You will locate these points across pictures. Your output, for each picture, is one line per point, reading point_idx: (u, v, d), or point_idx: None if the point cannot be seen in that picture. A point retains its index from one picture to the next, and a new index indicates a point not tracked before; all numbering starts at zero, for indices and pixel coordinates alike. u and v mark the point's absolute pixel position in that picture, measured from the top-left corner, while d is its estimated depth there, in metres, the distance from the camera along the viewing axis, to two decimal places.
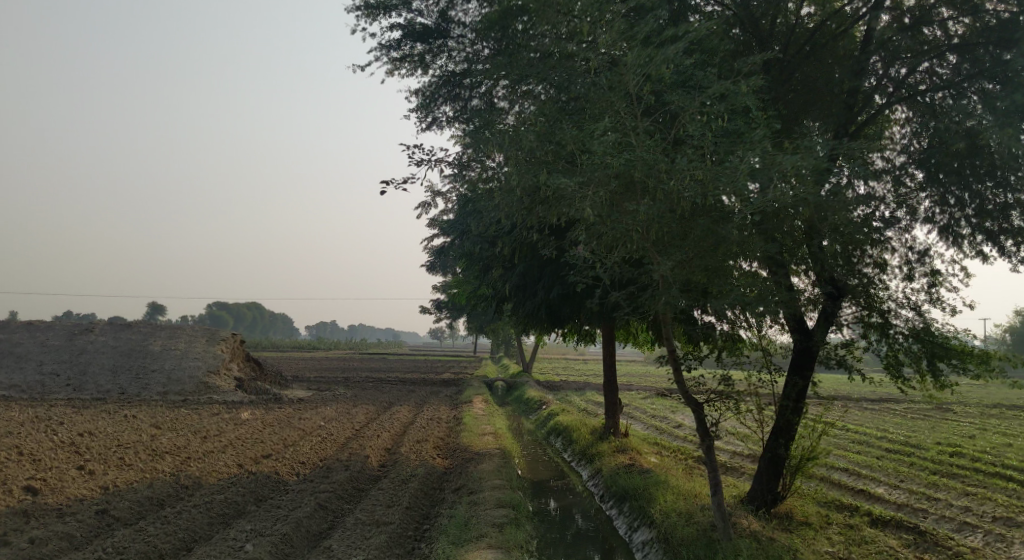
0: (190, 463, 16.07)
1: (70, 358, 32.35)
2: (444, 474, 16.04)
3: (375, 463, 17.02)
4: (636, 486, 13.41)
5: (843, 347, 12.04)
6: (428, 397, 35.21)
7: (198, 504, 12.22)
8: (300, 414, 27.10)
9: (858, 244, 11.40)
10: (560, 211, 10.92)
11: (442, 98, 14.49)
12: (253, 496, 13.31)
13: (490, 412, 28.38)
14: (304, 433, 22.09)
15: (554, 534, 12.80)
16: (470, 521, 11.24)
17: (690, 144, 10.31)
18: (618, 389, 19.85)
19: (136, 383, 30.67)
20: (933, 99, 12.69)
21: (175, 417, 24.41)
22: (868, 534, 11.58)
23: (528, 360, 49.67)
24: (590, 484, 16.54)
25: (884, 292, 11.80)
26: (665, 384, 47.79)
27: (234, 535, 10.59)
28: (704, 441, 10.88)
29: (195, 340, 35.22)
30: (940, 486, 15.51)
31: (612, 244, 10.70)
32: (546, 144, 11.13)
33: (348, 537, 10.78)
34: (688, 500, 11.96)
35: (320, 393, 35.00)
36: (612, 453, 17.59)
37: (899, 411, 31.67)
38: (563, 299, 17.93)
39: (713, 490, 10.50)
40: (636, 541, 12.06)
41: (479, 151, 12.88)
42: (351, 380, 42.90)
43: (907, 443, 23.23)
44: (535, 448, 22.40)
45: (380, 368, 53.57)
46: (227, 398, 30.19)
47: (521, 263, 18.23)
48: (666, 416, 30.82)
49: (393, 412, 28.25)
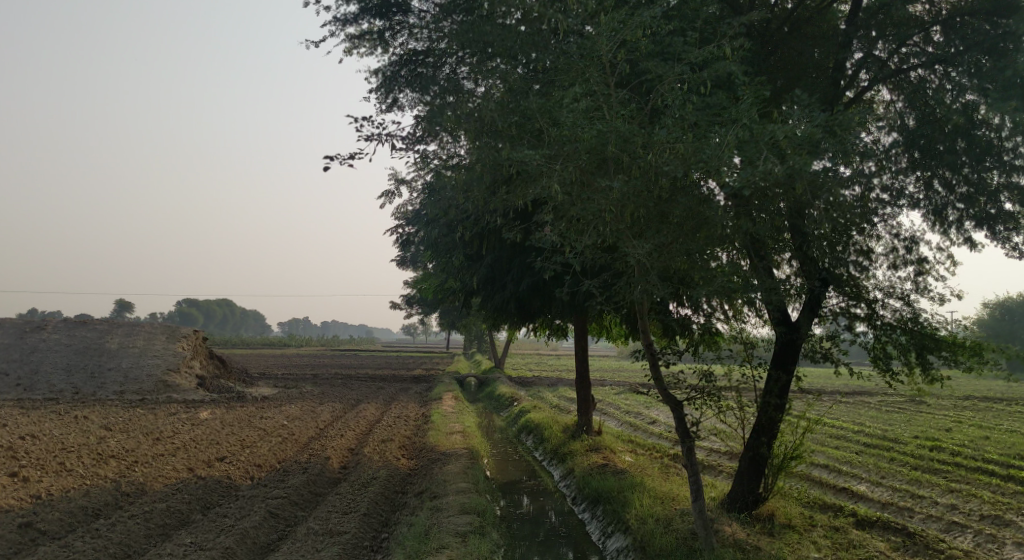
0: (138, 468, 15.14)
1: (23, 357, 31.06)
2: (408, 476, 15.20)
3: (336, 465, 16.15)
4: (610, 488, 12.64)
5: (828, 339, 11.33)
6: (397, 393, 34.31)
7: (137, 515, 11.33)
8: (262, 413, 26.10)
9: (844, 229, 10.66)
10: (528, 192, 10.15)
11: (404, 80, 13.23)
12: (201, 504, 12.42)
13: (460, 409, 27.57)
14: (264, 433, 21.12)
15: (523, 539, 12.01)
16: (431, 530, 10.42)
17: (668, 116, 9.61)
18: (590, 385, 19.07)
19: (91, 383, 29.47)
20: (919, 75, 12.02)
21: (128, 417, 23.34)
22: (854, 537, 10.86)
23: (500, 356, 48.89)
24: (561, 485, 15.77)
25: (871, 281, 11.07)
26: (638, 379, 47.25)
27: (170, 550, 9.76)
28: (684, 442, 10.13)
29: (155, 337, 34.01)
30: (924, 483, 14.86)
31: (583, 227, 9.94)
32: (512, 119, 10.31)
33: (297, 549, 9.96)
34: (666, 505, 11.23)
35: (285, 391, 33.91)
36: (585, 452, 16.81)
37: (875, 404, 31.26)
38: (534, 290, 17.15)
39: (693, 495, 9.75)
40: (610, 548, 11.32)
41: (443, 132, 12.02)
42: (319, 377, 41.80)
43: (885, 437, 22.69)
44: (505, 447, 21.56)
45: (350, 365, 52.47)
46: (187, 397, 29.09)
47: (490, 253, 17.43)
48: (641, 412, 30.17)
49: (359, 410, 27.33)
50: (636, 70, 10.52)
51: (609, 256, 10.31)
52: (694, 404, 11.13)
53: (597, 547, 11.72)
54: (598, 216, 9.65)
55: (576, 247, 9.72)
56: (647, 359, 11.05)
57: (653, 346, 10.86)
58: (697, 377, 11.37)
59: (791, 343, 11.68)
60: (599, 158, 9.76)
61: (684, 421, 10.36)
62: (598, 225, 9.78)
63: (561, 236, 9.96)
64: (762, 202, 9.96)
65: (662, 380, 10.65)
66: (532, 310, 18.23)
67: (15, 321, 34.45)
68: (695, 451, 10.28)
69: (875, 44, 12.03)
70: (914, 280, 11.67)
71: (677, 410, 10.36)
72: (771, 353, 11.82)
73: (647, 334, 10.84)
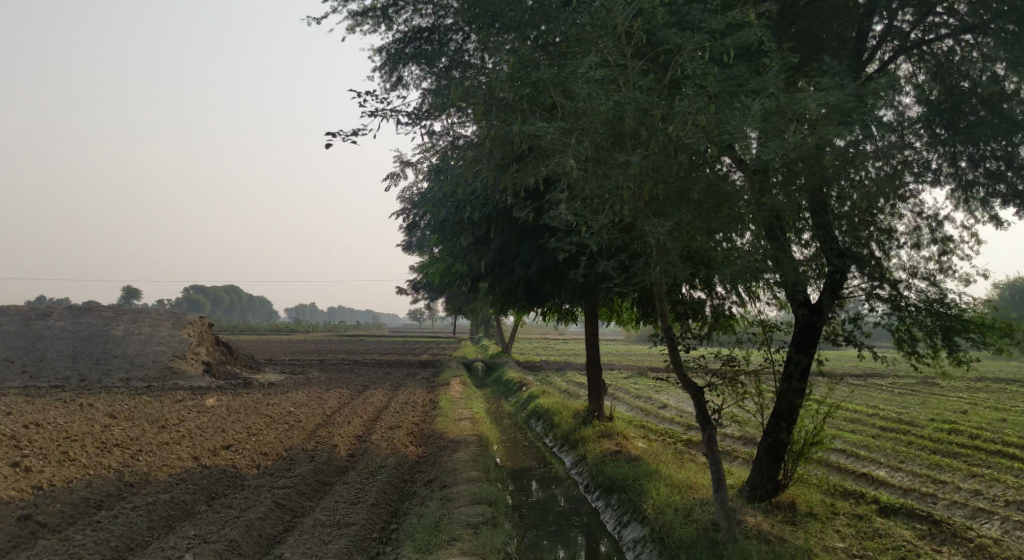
0: (141, 457, 14.85)
1: (27, 344, 30.81)
2: (417, 465, 14.89)
3: (344, 453, 15.85)
4: (625, 476, 12.30)
5: (850, 322, 11.06)
6: (404, 379, 34.03)
7: (139, 506, 11.05)
8: (269, 399, 25.84)
9: (865, 208, 10.18)
10: (541, 170, 9.79)
11: (409, 57, 12.72)
12: (206, 494, 12.13)
13: (468, 394, 27.27)
14: (270, 420, 20.82)
15: (537, 530, 11.68)
16: (442, 521, 10.10)
17: (688, 87, 9.19)
18: (600, 370, 18.71)
19: (96, 370, 29.23)
20: (946, 45, 11.56)
21: (133, 405, 23.07)
22: (879, 525, 10.50)
23: (506, 341, 48.58)
24: (573, 472, 15.45)
25: (894, 261, 10.64)
26: (646, 363, 46.91)
27: (173, 544, 9.47)
28: (705, 429, 9.78)
29: (160, 324, 33.75)
30: (945, 467, 14.48)
31: (599, 206, 9.59)
32: (523, 91, 9.90)
33: (304, 541, 9.66)
34: (684, 494, 10.88)
35: (292, 377, 33.64)
36: (597, 438, 16.47)
37: (886, 387, 30.87)
38: (544, 273, 16.77)
39: (714, 485, 9.40)
40: (626, 539, 10.98)
41: (451, 108, 11.61)
42: (325, 363, 41.50)
43: (900, 420, 22.30)
44: (514, 433, 21.23)
45: (357, 351, 52.21)
46: (193, 384, 28.83)
47: (498, 236, 17.04)
48: (650, 396, 29.84)
49: (366, 396, 27.07)
50: (653, 39, 10.10)
51: (626, 236, 9.94)
52: (713, 389, 10.77)
53: (612, 536, 11.41)
54: (616, 192, 9.31)
55: (592, 226, 9.35)
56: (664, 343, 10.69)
57: (671, 330, 10.50)
58: (716, 361, 11.00)
59: (812, 327, 11.30)
60: (616, 132, 9.42)
61: (705, 408, 10.01)
62: (615, 203, 9.42)
63: (575, 216, 9.60)
64: (785, 178, 9.58)
65: (681, 365, 10.30)
66: (542, 293, 17.87)
67: (19, 309, 34.20)
68: (716, 438, 9.93)
69: (898, 14, 11.60)
70: (937, 259, 11.23)
71: (697, 396, 10.00)
72: (791, 337, 11.45)
73: (664, 317, 10.48)
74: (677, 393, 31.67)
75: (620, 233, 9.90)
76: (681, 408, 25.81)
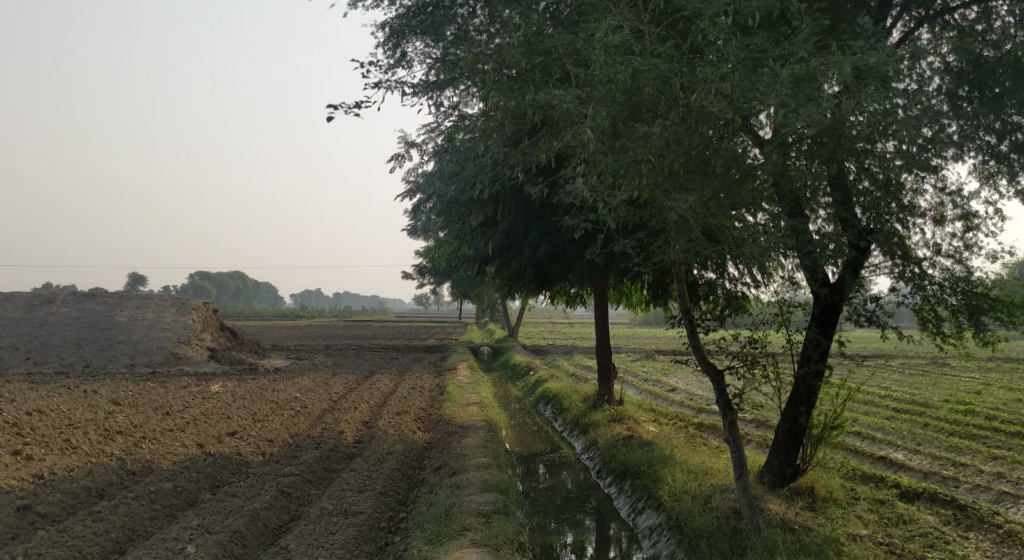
0: (145, 444, 14.60)
1: (32, 331, 30.56)
2: (426, 451, 14.61)
3: (350, 440, 15.58)
4: (639, 462, 11.99)
5: (872, 301, 10.53)
6: (410, 363, 33.75)
7: (142, 495, 10.78)
8: (275, 384, 25.60)
9: (886, 182, 9.84)
10: (554, 143, 9.47)
11: (415, 31, 12.10)
12: (210, 483, 11.86)
13: (475, 378, 26.99)
14: (276, 406, 20.56)
15: (550, 518, 11.41)
16: (453, 510, 9.83)
17: (708, 54, 8.79)
18: (611, 352, 18.39)
19: (100, 357, 29.01)
20: (972, 11, 11.12)
21: (138, 391, 22.84)
22: (903, 511, 10.18)
23: (512, 324, 48.25)
24: (584, 457, 15.17)
25: (916, 237, 10.20)
26: (652, 345, 46.59)
27: (175, 534, 9.21)
28: (726, 414, 9.44)
29: (164, 310, 33.50)
30: (965, 449, 14.13)
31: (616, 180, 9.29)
32: (534, 57, 9.77)
33: (309, 531, 9.40)
34: (701, 481, 10.59)
35: (297, 362, 33.39)
36: (608, 422, 16.17)
37: (897, 368, 30.51)
38: (553, 255, 16.44)
39: (736, 473, 9.11)
40: (642, 526, 10.71)
41: (458, 84, 11.27)
42: (331, 348, 41.27)
43: (914, 401, 21.95)
44: (522, 418, 20.94)
45: (363, 336, 51.94)
46: (198, 369, 28.62)
47: (506, 218, 16.71)
48: (658, 379, 29.55)
49: (372, 381, 26.82)
50: (669, 7, 9.70)
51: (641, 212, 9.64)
52: (734, 372, 10.43)
53: (627, 524, 11.13)
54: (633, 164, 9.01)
55: (608, 203, 9.02)
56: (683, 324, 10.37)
57: (689, 309, 10.18)
58: (736, 344, 10.67)
59: (834, 306, 10.99)
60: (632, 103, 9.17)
61: (726, 391, 9.68)
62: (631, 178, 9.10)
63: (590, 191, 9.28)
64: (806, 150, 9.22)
65: (700, 345, 9.97)
66: (550, 275, 17.57)
67: (23, 296, 33.95)
68: (738, 423, 9.61)
69: None
70: (962, 236, 10.80)
71: (717, 380, 9.67)
72: (811, 317, 11.15)
73: (683, 296, 10.14)
74: (686, 375, 31.35)
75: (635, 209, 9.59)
76: (691, 391, 25.49)
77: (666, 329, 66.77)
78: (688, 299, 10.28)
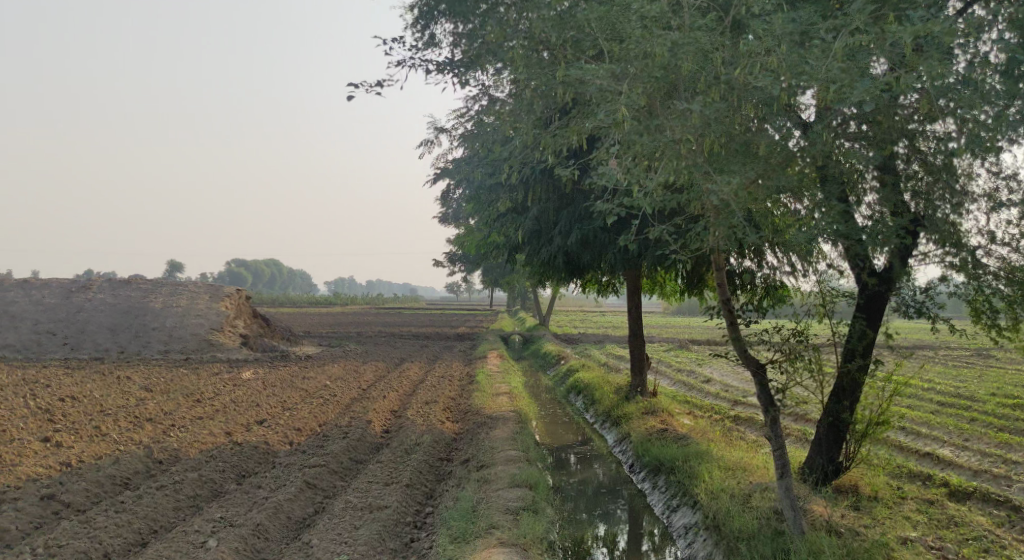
0: (173, 432, 14.48)
1: (68, 317, 30.80)
2: (454, 442, 14.35)
3: (378, 430, 15.35)
4: (673, 457, 11.60)
5: (922, 291, 10.18)
6: (441, 352, 33.56)
7: (165, 485, 10.62)
8: (306, 372, 25.51)
9: (937, 169, 9.53)
10: (588, 124, 9.08)
11: (444, 13, 11.75)
12: (235, 473, 11.69)
13: (506, 368, 26.69)
14: (305, 394, 20.41)
15: (582, 514, 11.07)
16: (480, 506, 9.54)
17: (752, 28, 8.31)
18: (644, 342, 17.95)
19: (135, 343, 29.14)
20: None
21: (170, 377, 22.84)
22: (954, 512, 9.70)
23: (545, 313, 47.88)
24: (616, 451, 14.80)
25: (968, 223, 9.62)
26: (686, 335, 45.99)
27: (197, 527, 9.02)
28: (768, 409, 9.03)
29: (198, 297, 33.61)
30: (1016, 446, 13.54)
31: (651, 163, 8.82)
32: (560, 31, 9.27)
33: (333, 525, 9.16)
34: (738, 479, 10.19)
35: (329, 350, 33.33)
36: (641, 415, 15.78)
37: (940, 360, 29.70)
38: (584, 243, 16.13)
39: (779, 472, 8.70)
40: (676, 525, 10.35)
41: (488, 64, 10.92)
42: (363, 336, 41.22)
43: (958, 395, 21.26)
44: (553, 409, 20.61)
45: (396, 324, 51.91)
46: (230, 356, 28.64)
47: (535, 205, 16.47)
48: (693, 370, 29.02)
49: (403, 369, 26.63)
50: None
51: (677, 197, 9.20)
52: (775, 365, 10.01)
53: (660, 522, 10.77)
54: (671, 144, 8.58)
55: (643, 187, 8.63)
56: (722, 315, 9.97)
57: (728, 300, 9.78)
58: (775, 336, 10.25)
59: (880, 295, 10.63)
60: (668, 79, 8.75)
61: (768, 385, 9.26)
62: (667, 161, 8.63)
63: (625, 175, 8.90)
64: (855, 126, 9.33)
65: (740, 337, 9.57)
66: (581, 263, 17.25)
67: (59, 282, 34.25)
68: (780, 418, 9.19)
69: None
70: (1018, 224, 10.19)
71: (759, 374, 9.26)
72: (855, 308, 10.76)
73: (723, 285, 9.74)
74: (721, 366, 30.78)
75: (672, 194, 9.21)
76: (725, 383, 24.97)
77: (700, 318, 65.95)
78: (727, 288, 9.87)
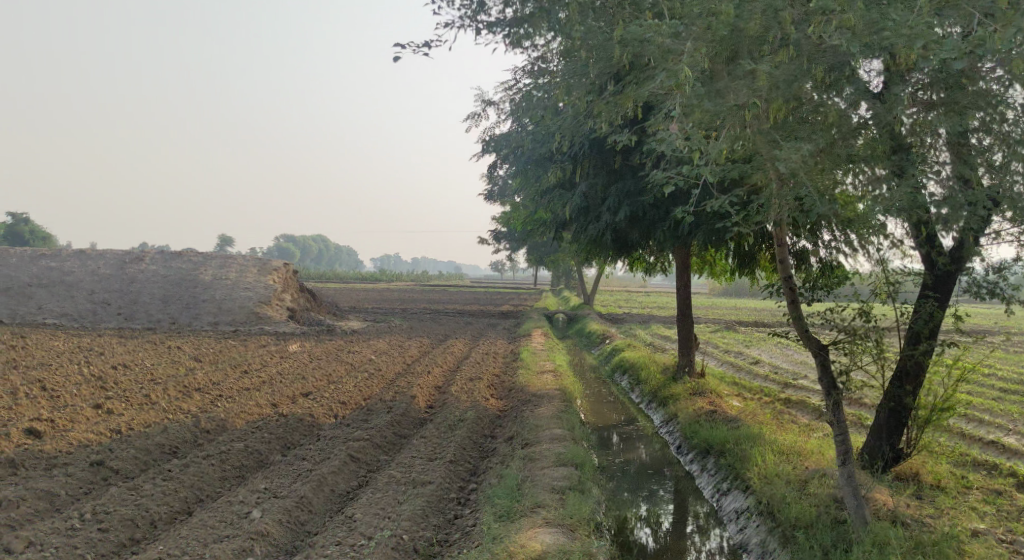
0: (222, 402, 14.57)
1: (121, 287, 31.28)
2: (499, 419, 14.23)
3: (423, 405, 15.30)
4: (725, 439, 11.39)
5: (993, 272, 9.79)
6: (485, 329, 33.45)
7: (211, 455, 10.63)
8: (351, 346, 25.58)
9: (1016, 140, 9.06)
10: (643, 92, 8.77)
11: None
12: (281, 444, 11.68)
13: (551, 346, 26.48)
14: (351, 368, 20.46)
15: (628, 495, 10.87)
16: (526, 484, 9.38)
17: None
18: (693, 322, 17.60)
19: (185, 314, 29.50)
20: None
21: (218, 349, 23.03)
22: (1020, 504, 9.32)
23: (590, 293, 47.49)
24: (663, 431, 14.56)
25: None
26: (734, 317, 45.26)
27: (242, 497, 8.99)
28: (832, 392, 8.78)
29: (246, 270, 33.93)
30: None
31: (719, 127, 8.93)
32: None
33: (376, 500, 9.07)
34: (791, 464, 9.90)
35: (374, 325, 33.47)
36: (689, 396, 15.50)
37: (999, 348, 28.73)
38: (633, 219, 15.82)
39: (841, 458, 8.54)
40: (726, 509, 10.12)
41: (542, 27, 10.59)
42: (408, 312, 41.31)
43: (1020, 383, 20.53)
44: (598, 387, 20.42)
45: (440, 300, 51.90)
46: (277, 329, 28.86)
47: (583, 181, 16.15)
48: (741, 352, 28.51)
49: (448, 345, 26.56)
50: None
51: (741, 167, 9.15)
52: (836, 346, 9.72)
53: (709, 505, 10.54)
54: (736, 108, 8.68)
55: (705, 157, 8.40)
56: (782, 294, 9.73)
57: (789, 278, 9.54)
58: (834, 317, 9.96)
59: (947, 274, 10.25)
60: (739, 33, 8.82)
61: (830, 367, 9.01)
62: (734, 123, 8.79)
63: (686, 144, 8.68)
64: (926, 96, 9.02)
65: (801, 318, 9.33)
66: (629, 241, 16.92)
67: (112, 254, 34.78)
68: (843, 402, 8.93)
69: None
70: None
71: (820, 356, 8.98)
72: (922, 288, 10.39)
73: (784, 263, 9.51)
74: (769, 349, 30.20)
75: (734, 165, 8.99)
76: (774, 365, 24.53)
77: (747, 300, 64.91)
78: (788, 266, 9.62)
